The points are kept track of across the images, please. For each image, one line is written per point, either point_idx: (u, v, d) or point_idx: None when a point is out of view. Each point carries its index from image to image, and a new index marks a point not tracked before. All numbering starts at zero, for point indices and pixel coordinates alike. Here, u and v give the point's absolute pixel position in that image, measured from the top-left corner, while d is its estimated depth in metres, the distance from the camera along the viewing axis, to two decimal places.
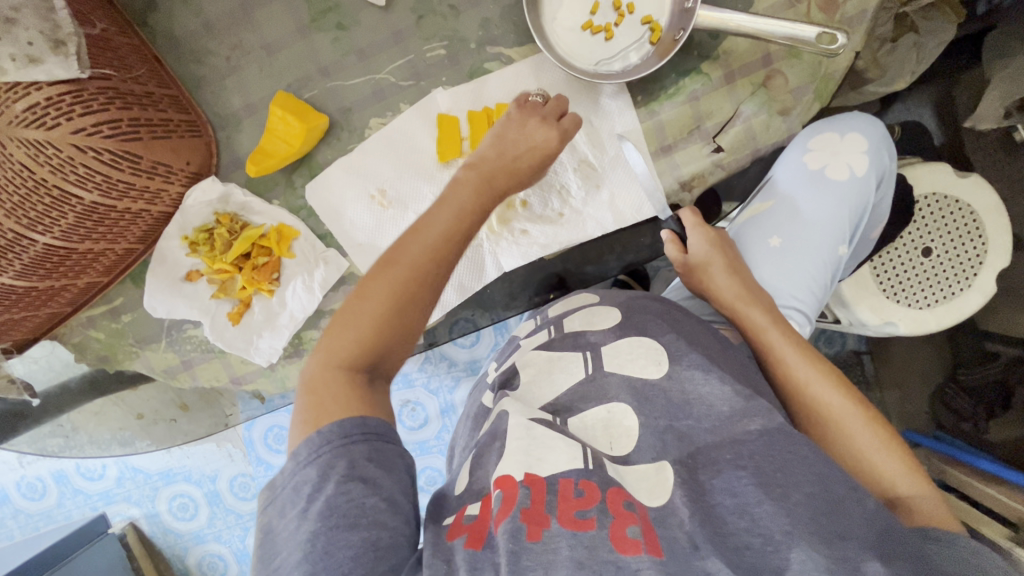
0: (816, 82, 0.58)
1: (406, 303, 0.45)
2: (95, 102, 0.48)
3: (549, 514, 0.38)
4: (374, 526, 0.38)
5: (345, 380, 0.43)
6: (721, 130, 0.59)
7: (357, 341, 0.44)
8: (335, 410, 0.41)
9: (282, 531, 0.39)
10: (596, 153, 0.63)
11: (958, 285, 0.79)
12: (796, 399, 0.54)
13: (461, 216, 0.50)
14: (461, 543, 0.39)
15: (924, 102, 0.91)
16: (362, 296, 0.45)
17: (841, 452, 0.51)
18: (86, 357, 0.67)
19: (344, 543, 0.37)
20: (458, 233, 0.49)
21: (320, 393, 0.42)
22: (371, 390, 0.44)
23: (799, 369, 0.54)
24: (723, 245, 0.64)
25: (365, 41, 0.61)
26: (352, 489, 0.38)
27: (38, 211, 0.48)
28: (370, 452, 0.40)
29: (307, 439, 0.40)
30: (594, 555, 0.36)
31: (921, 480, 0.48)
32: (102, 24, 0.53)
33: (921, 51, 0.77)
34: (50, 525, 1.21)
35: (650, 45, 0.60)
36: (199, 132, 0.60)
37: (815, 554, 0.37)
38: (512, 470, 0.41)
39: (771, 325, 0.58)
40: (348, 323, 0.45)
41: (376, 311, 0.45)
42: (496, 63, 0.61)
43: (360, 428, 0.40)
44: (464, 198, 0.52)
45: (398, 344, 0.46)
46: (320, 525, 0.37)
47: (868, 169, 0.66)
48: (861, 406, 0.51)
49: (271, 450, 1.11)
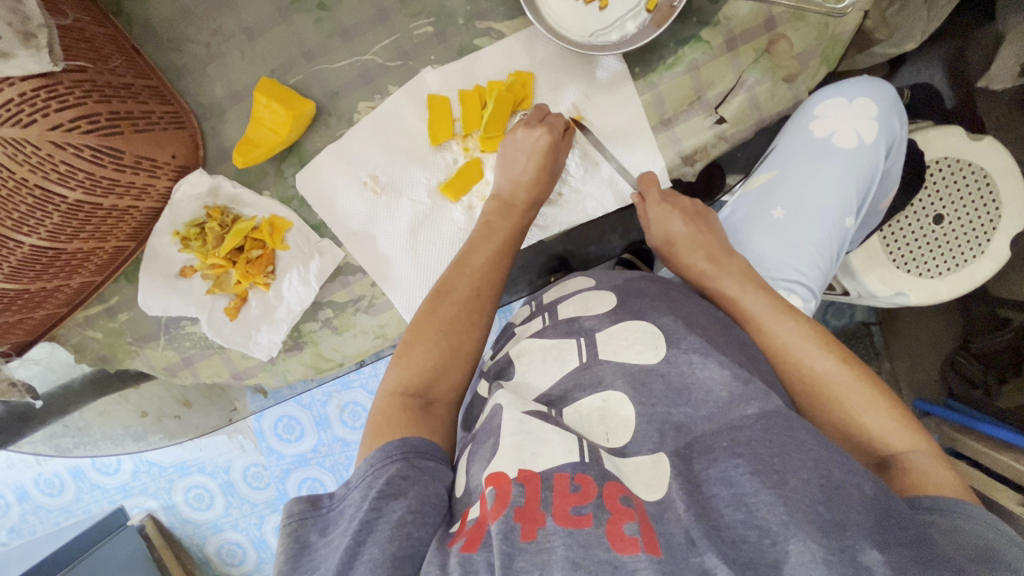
0: (823, 46, 0.55)
1: (458, 331, 0.51)
2: (72, 96, 0.46)
3: (543, 511, 0.37)
4: (399, 534, 0.38)
5: (403, 406, 0.47)
6: (722, 101, 0.57)
7: (417, 369, 0.49)
8: (392, 432, 0.44)
9: (320, 548, 0.39)
10: (596, 127, 0.60)
11: (971, 251, 0.77)
12: (783, 367, 0.53)
13: (504, 240, 0.57)
14: (459, 547, 0.37)
15: (935, 62, 0.87)
16: (421, 329, 0.51)
17: (828, 415, 0.50)
18: (85, 358, 0.67)
19: (366, 556, 0.37)
20: (489, 257, 0.56)
21: (377, 418, 0.46)
22: (424, 413, 0.47)
23: (778, 333, 0.53)
24: (695, 219, 0.61)
25: (349, 20, 0.59)
26: (385, 505, 0.39)
27: (22, 211, 0.47)
28: (406, 470, 0.42)
29: (361, 463, 0.43)
30: (590, 554, 0.35)
31: (917, 434, 0.47)
32: (74, 14, 0.51)
33: (932, 9, 0.74)
34: (70, 519, 1.22)
35: (647, 14, 0.57)
36: (183, 123, 0.58)
37: (814, 544, 0.34)
38: (506, 467, 0.40)
39: (747, 291, 0.56)
40: (408, 351, 0.50)
41: (431, 344, 0.50)
42: (486, 39, 0.59)
43: (399, 448, 0.43)
44: (498, 224, 0.58)
45: (454, 370, 0.50)
46: (352, 540, 0.37)
47: (878, 136, 0.64)
48: (848, 364, 0.51)
49: (282, 439, 1.11)
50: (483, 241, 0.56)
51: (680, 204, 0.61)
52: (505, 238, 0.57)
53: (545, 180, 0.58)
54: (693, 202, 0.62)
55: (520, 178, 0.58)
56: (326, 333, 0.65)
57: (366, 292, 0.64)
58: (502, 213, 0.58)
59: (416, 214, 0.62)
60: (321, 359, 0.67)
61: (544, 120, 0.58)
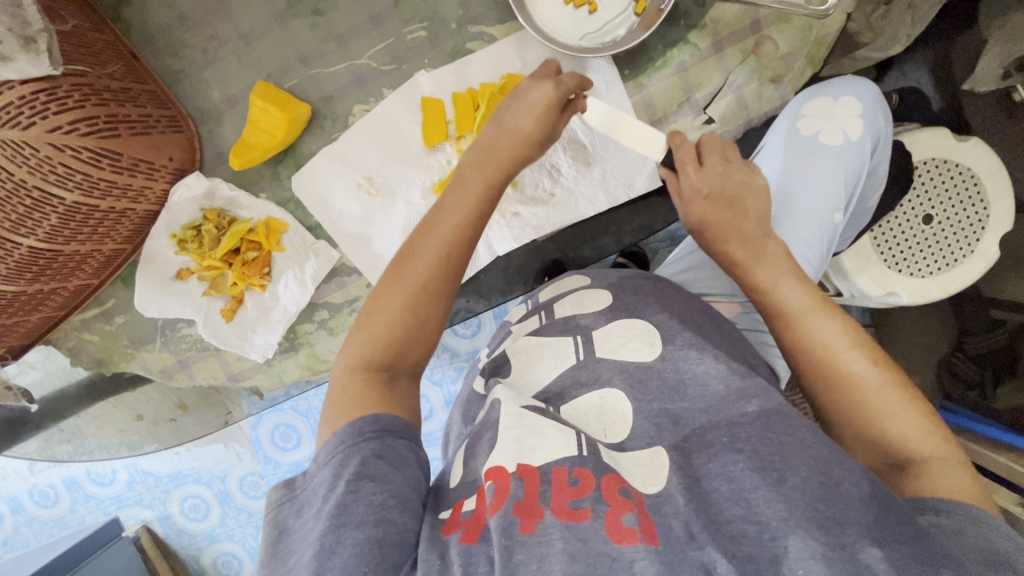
0: (808, 47, 0.57)
1: (425, 298, 0.47)
2: (71, 99, 0.47)
3: (542, 505, 0.37)
4: (381, 522, 0.36)
5: (367, 381, 0.44)
6: (711, 101, 0.59)
7: (379, 341, 0.45)
8: (357, 408, 0.41)
9: (298, 531, 0.39)
10: (586, 129, 0.62)
11: (961, 250, 0.78)
12: (808, 363, 0.49)
13: (481, 195, 0.50)
14: (456, 538, 0.38)
15: (921, 66, 0.88)
16: (382, 295, 0.47)
17: (850, 417, 0.46)
18: (82, 361, 0.67)
19: (347, 540, 0.35)
20: (471, 216, 0.49)
21: (337, 395, 0.43)
22: (389, 388, 0.44)
23: (809, 327, 0.49)
24: (727, 197, 0.53)
25: (343, 25, 0.60)
26: (362, 487, 0.37)
27: (20, 213, 0.47)
28: (381, 450, 0.40)
29: (322, 447, 0.41)
30: (588, 548, 0.35)
31: (943, 442, 0.43)
32: (73, 20, 0.52)
33: (915, 13, 0.75)
34: (64, 531, 1.21)
35: (635, 17, 0.58)
36: (180, 127, 0.59)
37: (813, 540, 0.34)
38: (505, 462, 0.40)
39: (781, 281, 0.51)
40: (366, 318, 0.46)
41: (393, 312, 0.46)
42: (478, 43, 0.60)
43: (372, 426, 0.40)
44: (473, 175, 0.51)
45: (420, 341, 0.47)
46: (328, 523, 0.36)
47: (863, 133, 0.65)
48: (879, 365, 0.46)
49: (278, 448, 1.11)
50: (457, 202, 0.50)
51: (720, 176, 0.53)
52: (480, 193, 0.50)
53: (541, 134, 0.52)
54: (727, 163, 0.54)
55: (507, 126, 0.52)
56: (321, 334, 0.66)
57: (362, 293, 0.65)
58: (481, 163, 0.52)
59: (409, 215, 0.63)
60: (316, 361, 0.67)
61: (555, 78, 0.53)
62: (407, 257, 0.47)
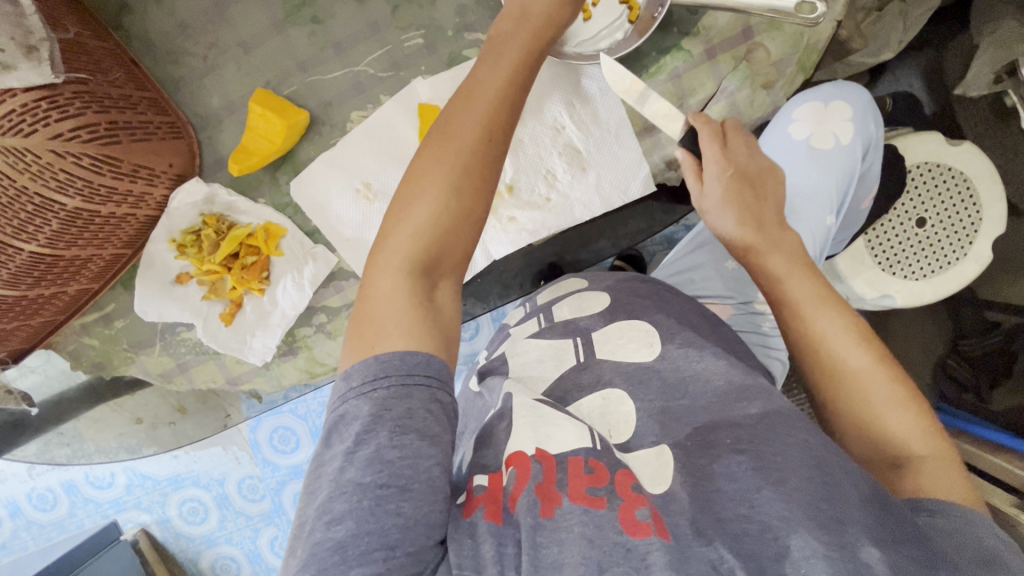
0: (799, 54, 0.57)
1: (468, 186, 0.42)
2: (72, 106, 0.47)
3: (560, 491, 0.38)
4: (425, 493, 0.35)
5: (413, 290, 0.40)
6: (705, 106, 0.59)
7: (421, 237, 0.41)
8: (404, 330, 0.38)
9: (327, 466, 0.36)
10: (581, 135, 0.62)
11: (954, 253, 0.79)
12: (809, 357, 0.49)
13: (517, 63, 0.47)
14: (481, 516, 0.38)
15: (913, 72, 0.90)
16: (418, 183, 0.42)
17: (848, 412, 0.47)
18: (82, 365, 0.68)
19: (392, 505, 0.34)
20: (507, 96, 0.46)
21: (378, 302, 0.40)
22: (432, 299, 0.41)
23: (817, 321, 0.48)
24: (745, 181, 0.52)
25: (341, 33, 0.61)
26: (407, 443, 0.35)
27: (22, 219, 0.48)
28: (429, 402, 0.37)
29: (362, 364, 0.38)
30: (604, 536, 0.36)
31: (937, 441, 0.44)
32: (75, 29, 0.52)
33: (907, 19, 0.76)
34: (62, 535, 1.21)
35: (629, 24, 0.59)
36: (180, 133, 0.60)
37: (815, 539, 0.35)
38: (524, 446, 0.41)
39: (794, 273, 0.50)
40: (404, 210, 0.42)
41: (434, 203, 0.42)
42: (475, 50, 0.60)
43: (423, 368, 0.37)
44: (507, 52, 0.48)
45: (464, 236, 0.43)
46: (371, 479, 0.34)
47: (854, 137, 0.65)
48: (882, 363, 0.47)
49: (277, 451, 1.11)
50: (486, 78, 0.46)
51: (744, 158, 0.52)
52: (509, 71, 0.47)
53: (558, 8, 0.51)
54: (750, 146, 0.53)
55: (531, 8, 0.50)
56: (320, 337, 0.67)
57: None
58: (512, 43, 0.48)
59: None
60: (314, 364, 0.68)
61: None
62: (441, 140, 0.44)
